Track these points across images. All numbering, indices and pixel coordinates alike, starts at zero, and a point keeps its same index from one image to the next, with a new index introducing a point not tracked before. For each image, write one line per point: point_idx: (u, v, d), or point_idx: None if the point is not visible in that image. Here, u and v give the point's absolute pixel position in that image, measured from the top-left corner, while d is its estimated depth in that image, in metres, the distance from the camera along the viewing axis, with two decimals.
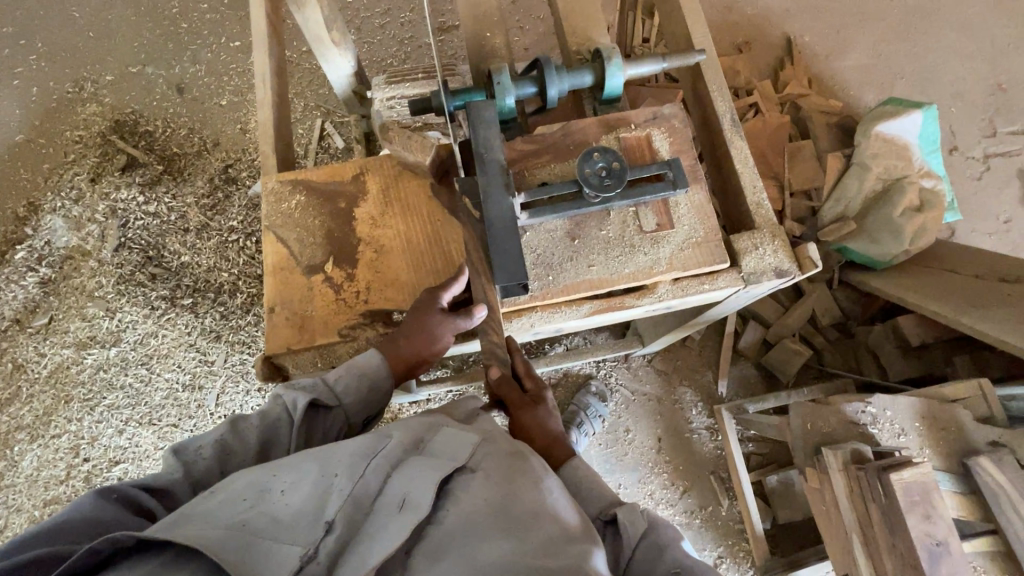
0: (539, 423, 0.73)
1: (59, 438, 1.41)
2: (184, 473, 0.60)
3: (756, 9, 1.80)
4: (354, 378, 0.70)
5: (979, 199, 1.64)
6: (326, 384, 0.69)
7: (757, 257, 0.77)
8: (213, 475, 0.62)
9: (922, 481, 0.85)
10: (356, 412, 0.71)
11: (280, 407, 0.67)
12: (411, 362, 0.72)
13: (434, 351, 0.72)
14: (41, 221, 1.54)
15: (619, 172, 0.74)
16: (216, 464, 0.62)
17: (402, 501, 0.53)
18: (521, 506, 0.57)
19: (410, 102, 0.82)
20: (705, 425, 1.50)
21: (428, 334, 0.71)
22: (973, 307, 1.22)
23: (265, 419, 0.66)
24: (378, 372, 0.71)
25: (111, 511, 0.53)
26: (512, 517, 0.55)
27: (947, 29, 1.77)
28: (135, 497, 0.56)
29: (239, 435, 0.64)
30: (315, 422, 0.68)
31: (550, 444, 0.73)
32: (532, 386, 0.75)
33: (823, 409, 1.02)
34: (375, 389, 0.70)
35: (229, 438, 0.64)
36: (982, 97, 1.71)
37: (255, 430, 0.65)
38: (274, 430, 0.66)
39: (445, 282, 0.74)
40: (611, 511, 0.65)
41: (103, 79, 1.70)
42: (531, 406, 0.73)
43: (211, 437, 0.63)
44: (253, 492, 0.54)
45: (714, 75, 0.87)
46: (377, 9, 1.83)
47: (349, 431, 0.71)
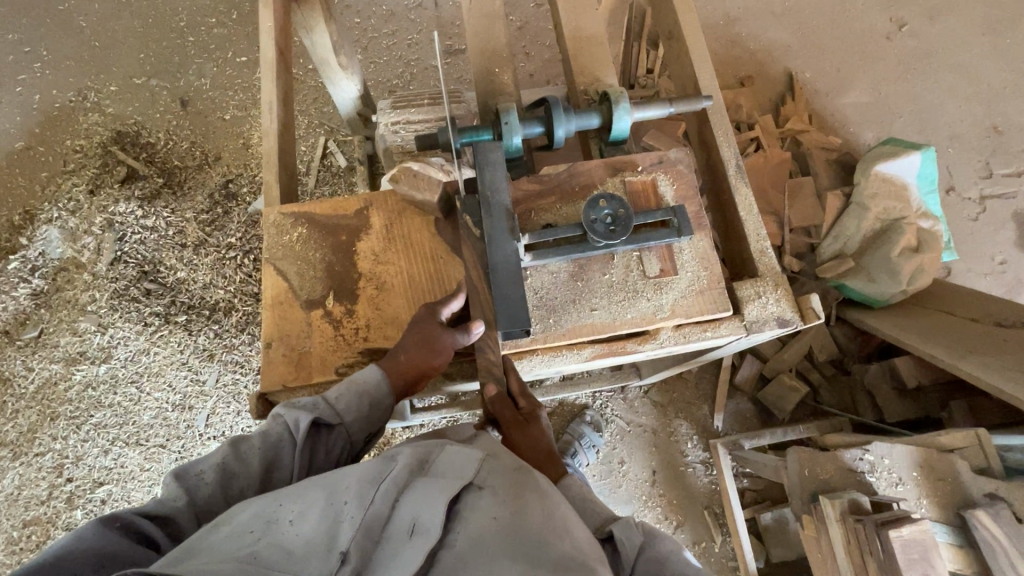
0: (531, 441, 0.72)
1: (42, 457, 1.38)
2: (186, 502, 0.58)
3: (759, 44, 1.83)
4: (355, 395, 0.68)
5: (974, 240, 1.66)
6: (327, 402, 0.67)
7: (760, 305, 0.77)
8: (216, 503, 0.59)
9: (921, 539, 0.84)
10: (358, 431, 0.68)
11: (282, 426, 0.64)
12: (411, 377, 0.70)
13: (435, 367, 0.70)
14: (36, 231, 1.53)
15: (624, 219, 0.74)
16: (217, 491, 0.60)
17: (412, 525, 0.51)
18: (533, 526, 0.54)
19: (417, 139, 0.82)
20: (700, 459, 1.49)
21: (430, 347, 0.70)
22: (971, 352, 1.22)
23: (266, 439, 0.63)
24: (378, 390, 0.69)
25: (115, 541, 0.52)
26: (523, 536, 0.53)
27: (945, 70, 1.80)
28: (139, 526, 0.54)
29: (240, 457, 0.61)
30: (316, 444, 0.65)
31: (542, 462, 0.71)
32: (526, 404, 0.74)
33: (821, 456, 1.01)
34: (375, 407, 0.69)
35: (230, 462, 0.61)
36: (978, 139, 1.74)
37: (258, 452, 0.62)
38: (276, 451, 0.63)
39: (444, 299, 0.74)
40: (607, 528, 0.63)
41: (106, 89, 1.69)
42: (524, 425, 0.72)
43: (212, 460, 0.60)
44: (261, 525, 0.52)
45: (719, 121, 0.88)
46: (384, 29, 1.84)
47: (350, 453, 0.69)
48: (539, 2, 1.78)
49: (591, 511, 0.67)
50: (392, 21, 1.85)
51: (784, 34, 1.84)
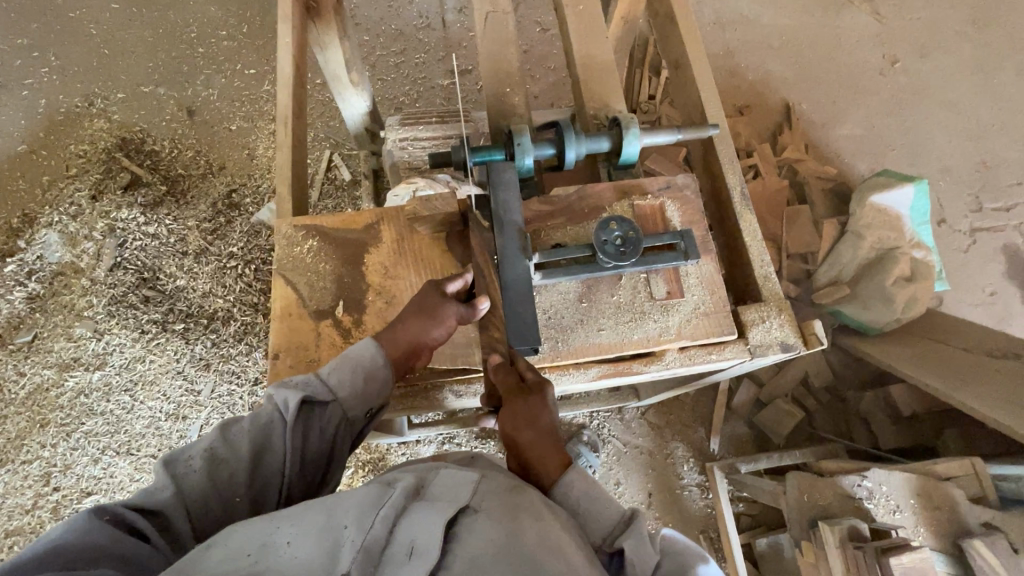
0: (533, 420, 0.65)
1: (29, 464, 1.35)
2: (174, 493, 0.57)
3: (758, 76, 1.88)
4: (349, 370, 0.67)
5: (965, 271, 1.69)
6: (319, 378, 0.66)
7: (764, 330, 0.78)
8: (200, 492, 0.59)
9: (923, 566, 0.83)
10: (353, 407, 0.67)
11: (272, 407, 0.64)
12: (408, 349, 0.70)
13: (433, 338, 0.70)
14: (36, 234, 1.52)
15: (635, 241, 0.75)
16: (205, 478, 0.59)
17: (411, 548, 0.51)
18: (529, 546, 0.53)
19: (431, 156, 0.84)
20: (695, 482, 1.48)
21: (427, 318, 0.69)
22: (964, 381, 1.24)
23: (256, 423, 0.63)
24: (373, 364, 0.68)
25: (109, 535, 0.51)
26: (521, 556, 0.51)
27: (936, 106, 1.86)
28: (129, 519, 0.53)
29: (229, 444, 0.61)
30: (309, 422, 0.65)
31: (541, 448, 0.64)
32: (533, 377, 0.67)
33: (820, 482, 1.02)
34: (370, 380, 0.67)
35: (218, 447, 0.61)
36: (968, 174, 1.79)
37: (248, 434, 0.62)
38: (266, 435, 0.63)
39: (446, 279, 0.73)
40: (617, 542, 0.59)
41: (113, 96, 1.70)
42: (526, 397, 0.65)
43: (200, 448, 0.60)
44: (257, 547, 0.51)
45: (725, 149, 0.90)
46: (393, 48, 1.87)
47: (348, 429, 0.68)
48: (545, 27, 1.82)
49: (595, 518, 0.61)
50: (401, 41, 1.88)
51: (781, 66, 1.90)
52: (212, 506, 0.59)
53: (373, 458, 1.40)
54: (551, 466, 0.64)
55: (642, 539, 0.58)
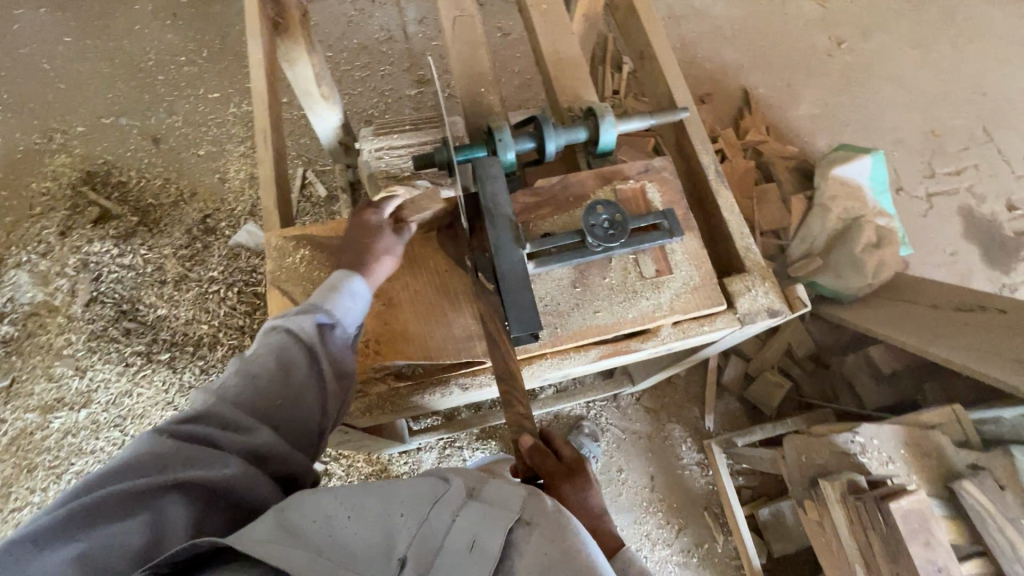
0: (581, 497, 0.67)
1: (19, 512, 1.30)
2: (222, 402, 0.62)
3: (715, 65, 1.95)
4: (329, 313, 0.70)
5: (926, 234, 1.78)
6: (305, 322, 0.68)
7: (751, 298, 0.82)
8: (248, 393, 0.64)
9: (920, 509, 0.87)
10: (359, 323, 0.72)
11: (286, 330, 0.68)
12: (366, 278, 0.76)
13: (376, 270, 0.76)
14: (4, 276, 1.47)
15: (621, 223, 0.77)
16: (243, 388, 0.64)
17: (471, 543, 0.51)
18: (583, 567, 0.51)
19: (415, 158, 0.85)
20: (695, 460, 1.52)
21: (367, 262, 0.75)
22: (937, 336, 1.30)
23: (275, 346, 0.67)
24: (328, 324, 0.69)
25: (173, 444, 0.58)
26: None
27: (883, 81, 1.96)
28: (187, 429, 0.59)
29: (254, 366, 0.65)
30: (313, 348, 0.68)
31: (597, 523, 0.67)
32: (571, 455, 0.71)
33: (815, 443, 1.06)
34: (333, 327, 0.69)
35: (247, 367, 0.65)
36: (919, 142, 1.88)
37: (270, 354, 0.66)
38: (288, 352, 0.67)
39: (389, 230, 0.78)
40: None
41: (73, 130, 1.67)
42: (571, 476, 0.68)
43: (231, 369, 0.65)
44: (321, 519, 0.54)
45: (696, 131, 0.94)
46: (357, 62, 1.88)
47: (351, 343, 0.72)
48: (506, 32, 1.86)
49: None
50: (365, 54, 1.89)
51: (735, 54, 1.97)
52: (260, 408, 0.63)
53: (376, 470, 1.39)
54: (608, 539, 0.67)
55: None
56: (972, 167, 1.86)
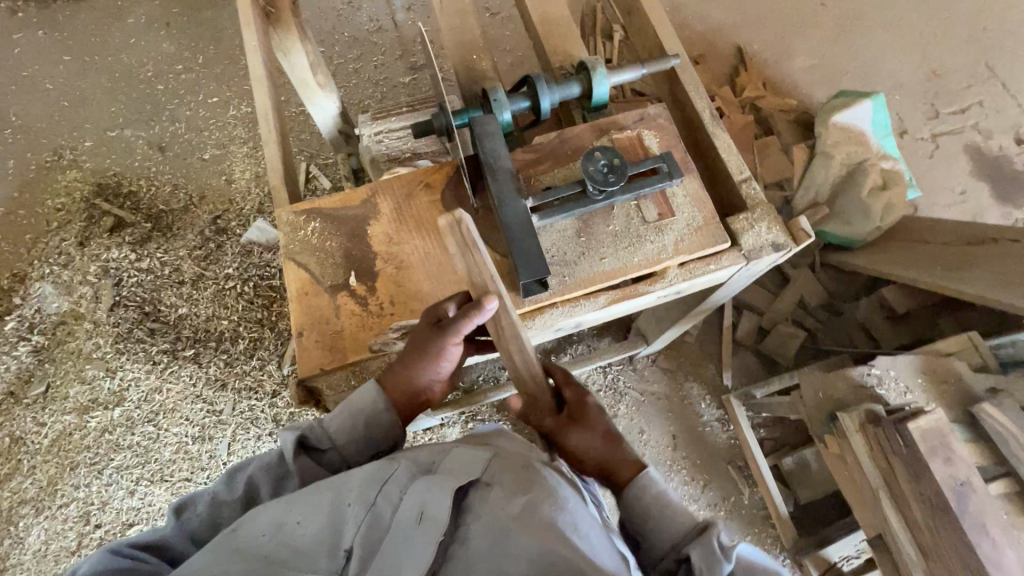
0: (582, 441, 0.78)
1: (65, 509, 1.35)
2: (179, 529, 0.65)
3: (706, 25, 1.94)
4: (347, 415, 0.73)
5: (933, 175, 1.76)
6: (320, 424, 0.73)
7: (755, 234, 0.83)
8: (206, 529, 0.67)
9: (939, 427, 0.89)
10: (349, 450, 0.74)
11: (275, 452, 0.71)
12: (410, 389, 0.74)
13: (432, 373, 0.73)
14: (30, 289, 1.52)
15: (620, 167, 0.79)
16: (207, 519, 0.67)
17: (419, 514, 0.60)
18: (542, 518, 0.60)
19: (414, 125, 0.87)
20: (715, 416, 1.53)
21: (423, 356, 0.71)
22: (948, 271, 1.30)
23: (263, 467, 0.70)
24: (373, 405, 0.73)
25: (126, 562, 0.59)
26: (531, 520, 0.59)
27: (878, 26, 1.93)
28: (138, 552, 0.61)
29: (229, 487, 0.68)
30: (308, 463, 0.71)
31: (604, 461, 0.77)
32: (570, 396, 0.81)
33: (833, 377, 1.05)
34: (371, 423, 0.73)
35: (221, 492, 0.68)
36: (920, 84, 1.86)
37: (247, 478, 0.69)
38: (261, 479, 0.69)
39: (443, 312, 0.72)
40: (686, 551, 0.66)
41: (82, 145, 1.71)
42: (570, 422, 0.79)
43: (206, 492, 0.68)
44: (272, 527, 0.61)
45: (689, 77, 0.94)
46: (350, 55, 1.90)
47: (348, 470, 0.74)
48: (495, 11, 1.86)
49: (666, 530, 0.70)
50: (357, 46, 1.91)
51: (726, 13, 1.96)
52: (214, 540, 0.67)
53: None
54: (626, 468, 0.76)
55: (710, 549, 0.64)
56: (976, 105, 1.83)
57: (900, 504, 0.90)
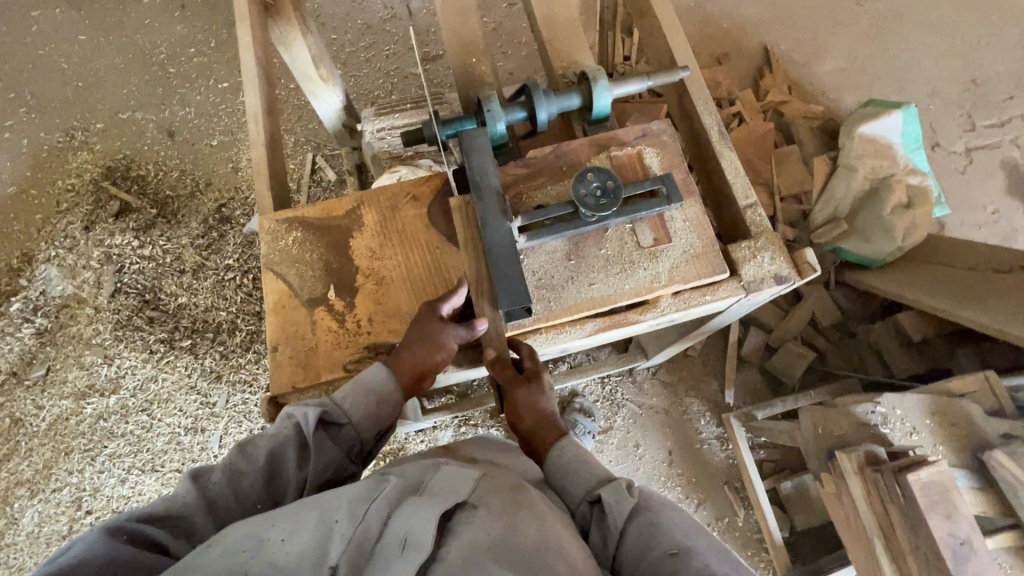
0: (533, 402, 0.75)
1: (60, 492, 1.38)
2: (197, 496, 0.59)
3: (733, 22, 1.84)
4: (361, 394, 0.69)
5: (965, 192, 1.66)
6: (335, 400, 0.69)
7: (756, 265, 0.78)
8: (225, 497, 0.61)
9: (941, 479, 0.84)
10: (367, 429, 0.70)
11: (290, 424, 0.66)
12: (416, 374, 0.72)
13: (436, 361, 0.71)
14: (35, 271, 1.53)
15: (613, 191, 0.74)
16: (226, 488, 0.61)
17: (404, 540, 0.50)
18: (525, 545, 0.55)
19: (403, 134, 0.84)
20: (714, 434, 1.49)
21: (428, 343, 0.71)
22: (969, 300, 1.23)
23: (275, 437, 0.65)
24: (384, 387, 0.71)
25: (128, 549, 0.52)
26: (517, 554, 0.54)
27: (918, 30, 1.82)
28: (145, 533, 0.54)
29: (247, 457, 0.63)
30: (325, 441, 0.67)
31: (541, 420, 0.77)
32: (530, 365, 0.76)
33: (833, 413, 1.03)
34: (383, 404, 0.70)
35: (237, 461, 0.63)
36: (958, 93, 1.75)
37: (264, 449, 0.64)
38: (283, 449, 0.64)
39: (443, 295, 0.74)
40: (597, 492, 0.67)
41: (93, 127, 1.71)
42: (527, 382, 0.75)
43: (220, 462, 0.63)
44: (251, 543, 0.50)
45: (699, 90, 0.89)
46: (362, 43, 1.86)
47: (361, 449, 0.71)
48: (511, 2, 1.80)
49: (579, 477, 0.70)
50: (369, 34, 1.87)
51: (755, 10, 1.86)
52: (234, 511, 0.61)
53: (392, 449, 1.41)
54: (553, 430, 0.77)
55: (619, 487, 0.66)
56: (1018, 118, 1.72)
57: (897, 557, 0.87)
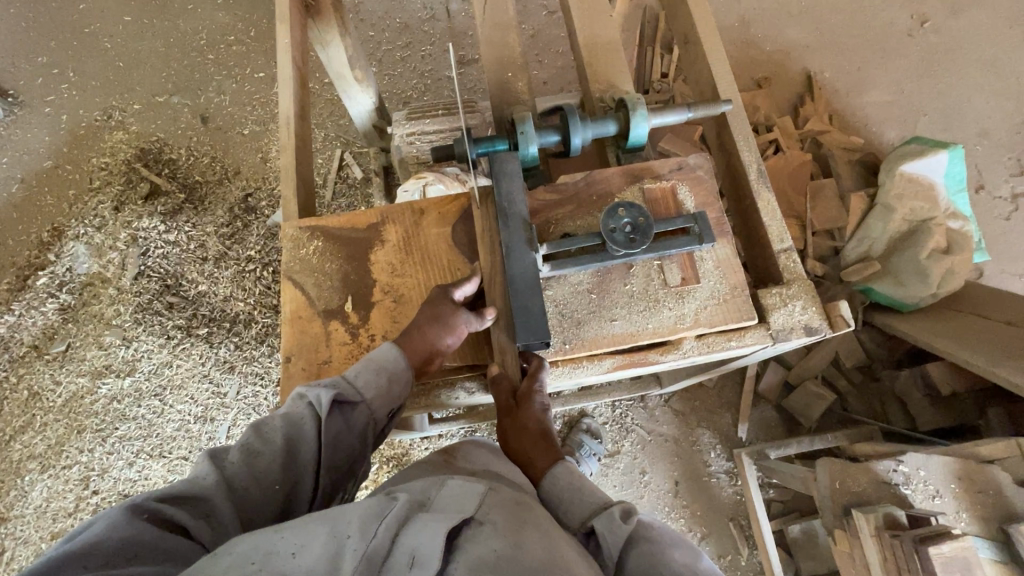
0: (520, 427, 0.72)
1: (69, 469, 1.40)
2: (217, 478, 0.57)
3: (777, 46, 1.79)
4: (374, 372, 0.67)
5: (1007, 240, 1.60)
6: (347, 379, 0.66)
7: (786, 313, 0.75)
8: (243, 479, 0.58)
9: (964, 555, 0.83)
10: (380, 408, 0.67)
11: (304, 405, 0.64)
12: (425, 354, 0.70)
13: (445, 345, 0.71)
14: (64, 247, 1.56)
15: (644, 227, 0.72)
16: (243, 470, 0.59)
17: (412, 557, 0.49)
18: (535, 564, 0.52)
19: (434, 149, 0.82)
20: (724, 468, 1.45)
21: (441, 323, 0.71)
22: (1006, 357, 1.17)
23: (288, 419, 0.63)
24: (395, 365, 0.68)
25: (149, 530, 0.50)
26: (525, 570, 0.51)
27: (971, 66, 1.75)
28: (166, 513, 0.52)
29: (263, 437, 0.61)
30: (339, 424, 0.64)
31: (534, 446, 0.72)
32: (524, 386, 0.72)
33: (852, 469, 1.01)
34: (394, 381, 0.68)
35: (253, 441, 0.61)
36: (1008, 135, 1.68)
37: (280, 430, 0.62)
38: (298, 429, 0.63)
39: (456, 282, 0.75)
40: (590, 522, 0.62)
41: (130, 108, 1.73)
42: (514, 409, 0.71)
43: (236, 443, 0.60)
44: (261, 556, 0.49)
45: (740, 125, 0.86)
46: (398, 42, 1.85)
47: (374, 429, 0.68)
48: (552, 10, 1.77)
49: (575, 506, 0.65)
50: (407, 33, 1.86)
51: (802, 34, 1.81)
52: (254, 493, 0.59)
53: (397, 454, 1.41)
54: (545, 458, 0.71)
55: (611, 517, 0.60)
56: None
57: None
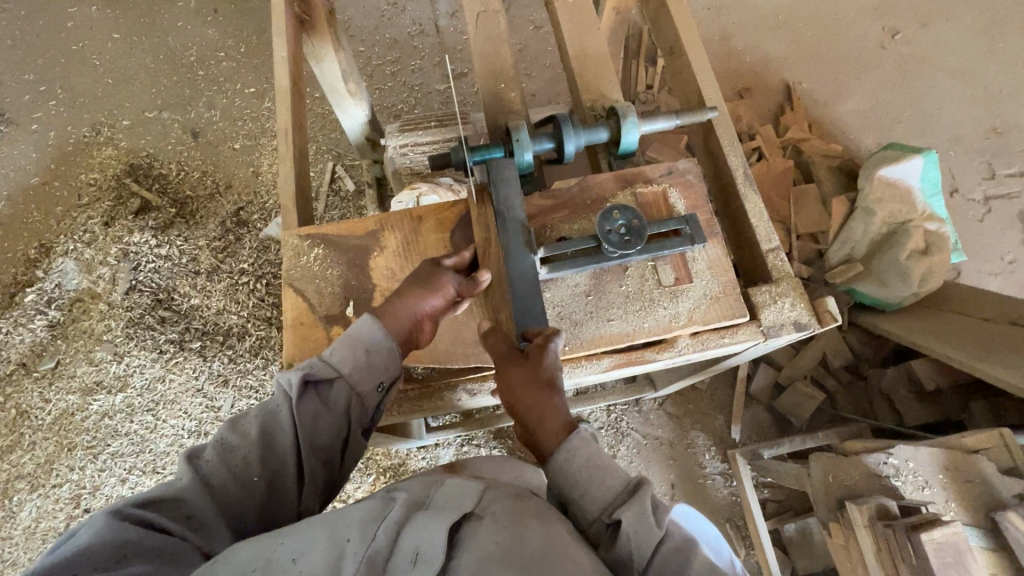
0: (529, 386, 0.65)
1: (59, 488, 1.38)
2: (192, 478, 0.58)
3: (756, 58, 1.86)
4: (349, 347, 0.67)
5: (982, 240, 1.66)
6: (320, 358, 0.67)
7: (776, 310, 0.78)
8: (219, 475, 0.59)
9: (954, 541, 0.86)
10: (360, 381, 0.67)
11: (276, 391, 0.64)
12: (407, 323, 0.70)
13: (428, 306, 0.71)
14: (53, 264, 1.54)
15: (639, 229, 0.74)
16: (219, 466, 0.60)
17: (415, 554, 0.50)
18: (537, 550, 0.52)
19: (431, 158, 0.84)
20: (718, 470, 1.47)
21: (420, 288, 0.71)
22: (986, 352, 1.21)
23: (264, 409, 0.64)
24: (373, 337, 0.68)
25: (136, 531, 0.52)
26: (526, 559, 0.51)
27: (941, 75, 1.82)
28: (149, 517, 0.53)
29: (239, 431, 0.62)
30: (315, 402, 0.65)
31: (545, 414, 0.65)
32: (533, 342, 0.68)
33: (845, 463, 1.04)
34: (373, 352, 0.67)
35: (228, 435, 0.61)
36: (979, 141, 1.75)
37: (255, 421, 0.63)
38: (273, 418, 0.63)
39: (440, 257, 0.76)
40: (615, 514, 0.59)
41: (119, 124, 1.73)
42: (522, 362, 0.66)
43: (211, 440, 0.61)
44: (264, 562, 0.51)
45: (726, 131, 0.89)
46: (388, 57, 1.88)
47: (358, 405, 0.67)
48: (538, 25, 1.82)
49: (596, 490, 0.61)
50: (396, 49, 1.89)
51: (780, 47, 1.87)
52: (232, 488, 0.59)
53: (394, 464, 1.41)
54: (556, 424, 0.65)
55: (643, 513, 0.57)
56: None
57: None
